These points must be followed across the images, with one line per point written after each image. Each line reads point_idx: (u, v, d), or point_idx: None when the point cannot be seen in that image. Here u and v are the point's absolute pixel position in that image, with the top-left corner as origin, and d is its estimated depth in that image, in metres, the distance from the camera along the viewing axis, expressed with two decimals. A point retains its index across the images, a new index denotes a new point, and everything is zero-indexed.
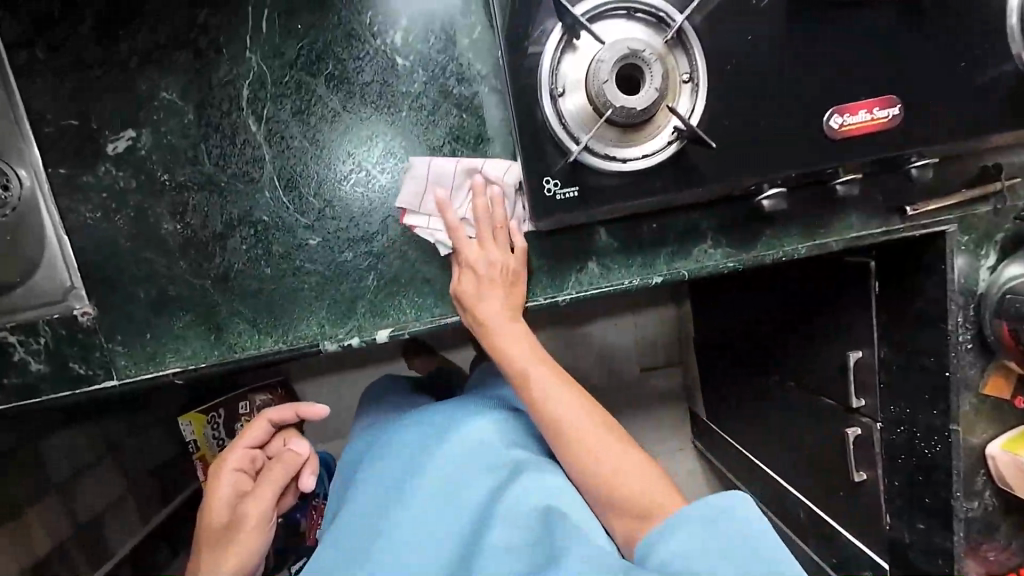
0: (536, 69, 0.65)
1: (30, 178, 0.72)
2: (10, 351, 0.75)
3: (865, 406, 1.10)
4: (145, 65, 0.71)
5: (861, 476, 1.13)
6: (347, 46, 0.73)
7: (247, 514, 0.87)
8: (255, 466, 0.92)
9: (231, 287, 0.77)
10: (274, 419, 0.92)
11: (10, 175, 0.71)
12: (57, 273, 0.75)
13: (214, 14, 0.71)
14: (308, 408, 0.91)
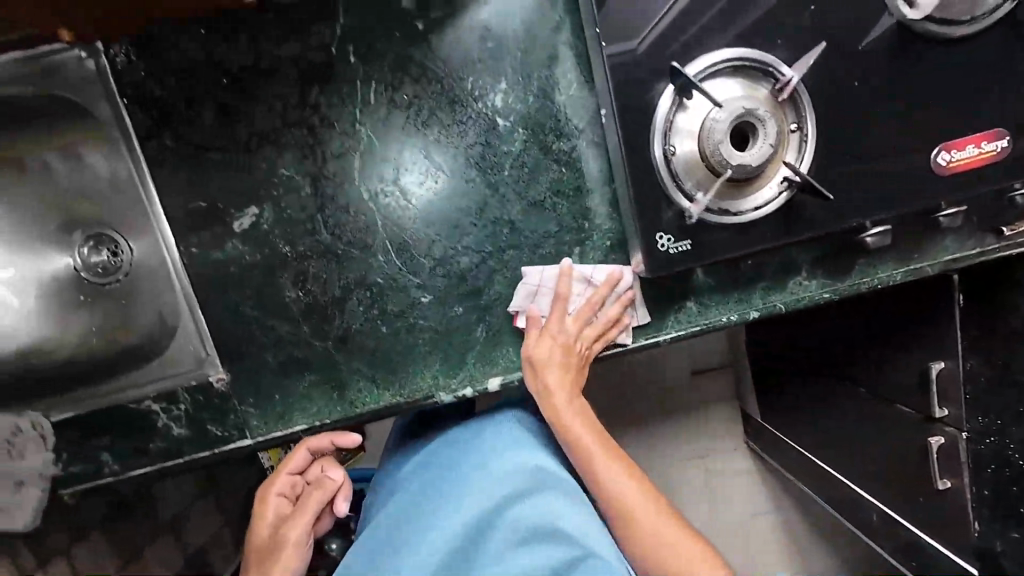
0: (648, 130, 0.67)
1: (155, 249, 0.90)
2: (154, 418, 0.81)
3: (948, 415, 1.03)
4: (262, 144, 0.75)
5: (945, 484, 1.06)
6: (451, 112, 0.76)
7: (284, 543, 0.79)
8: (295, 490, 0.83)
9: (351, 347, 0.81)
10: (309, 445, 0.81)
11: (121, 247, 0.98)
12: (192, 343, 0.80)
13: (326, 91, 0.74)
14: (341, 435, 0.81)
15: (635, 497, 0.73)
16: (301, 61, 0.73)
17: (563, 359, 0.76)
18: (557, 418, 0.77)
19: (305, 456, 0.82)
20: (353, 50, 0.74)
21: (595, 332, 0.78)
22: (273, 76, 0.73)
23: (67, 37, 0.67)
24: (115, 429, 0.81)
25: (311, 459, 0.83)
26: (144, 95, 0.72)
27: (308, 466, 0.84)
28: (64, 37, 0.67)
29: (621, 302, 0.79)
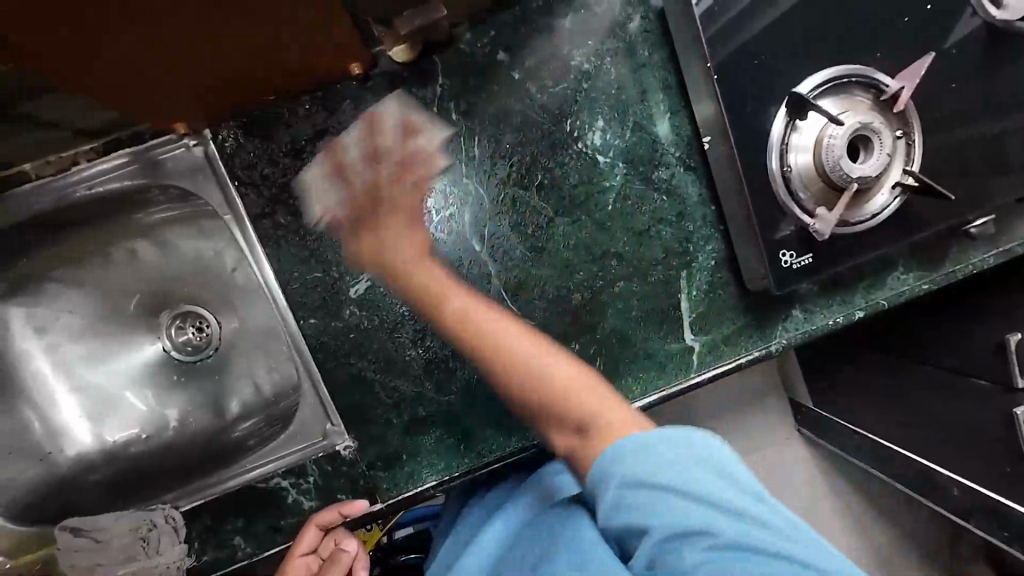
0: (764, 153, 0.69)
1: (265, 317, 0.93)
2: (285, 494, 0.80)
3: None
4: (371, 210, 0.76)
5: None
6: (549, 155, 0.78)
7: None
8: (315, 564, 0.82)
9: (474, 397, 0.81)
10: (315, 524, 0.77)
11: (201, 321, 0.97)
12: (319, 413, 0.81)
13: (432, 150, 0.76)
14: (349, 503, 0.78)
15: (542, 360, 0.63)
16: (407, 126, 0.75)
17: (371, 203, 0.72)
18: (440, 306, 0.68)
19: (317, 533, 0.78)
20: (454, 108, 0.76)
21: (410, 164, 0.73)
22: (381, 143, 0.75)
23: (181, 128, 0.71)
24: (247, 511, 0.80)
25: (323, 533, 0.80)
26: (255, 176, 0.74)
27: (321, 543, 0.81)
28: (180, 128, 0.71)
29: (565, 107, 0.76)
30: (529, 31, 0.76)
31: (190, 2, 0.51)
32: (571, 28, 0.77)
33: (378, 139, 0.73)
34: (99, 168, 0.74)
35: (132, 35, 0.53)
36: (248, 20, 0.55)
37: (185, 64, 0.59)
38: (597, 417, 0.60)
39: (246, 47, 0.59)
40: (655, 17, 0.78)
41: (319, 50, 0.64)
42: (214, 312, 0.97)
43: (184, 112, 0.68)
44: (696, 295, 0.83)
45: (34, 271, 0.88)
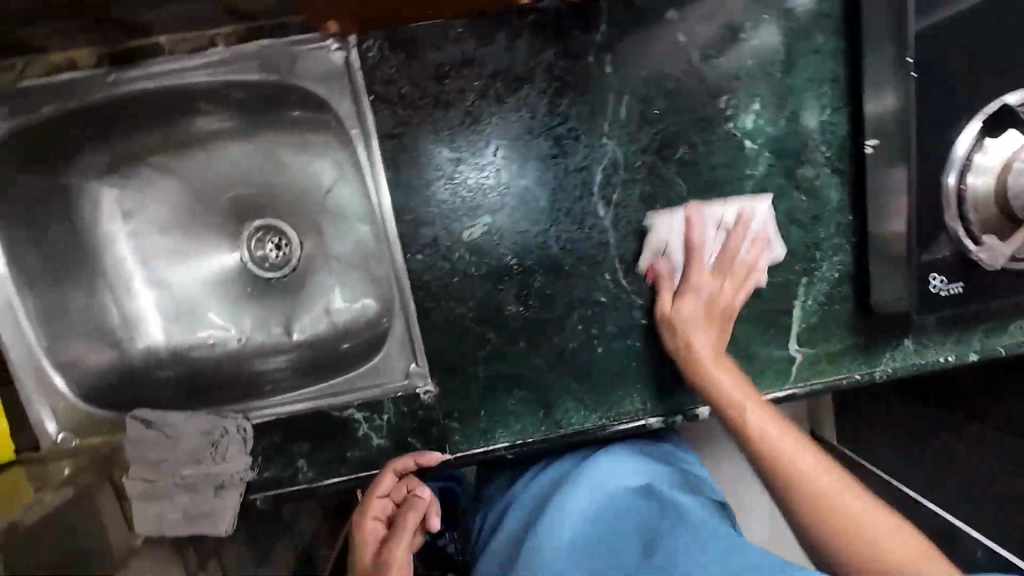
0: (946, 167, 0.67)
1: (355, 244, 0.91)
2: (356, 427, 0.79)
3: None
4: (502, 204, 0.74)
5: None
6: (696, 130, 0.73)
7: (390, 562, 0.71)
8: (387, 519, 0.77)
9: (564, 366, 0.78)
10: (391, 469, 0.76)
11: (283, 238, 0.94)
12: (404, 353, 0.78)
13: (577, 102, 0.71)
14: (424, 454, 0.76)
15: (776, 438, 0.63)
16: (557, 71, 0.70)
17: (710, 319, 0.72)
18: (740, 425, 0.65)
19: (394, 479, 0.76)
20: (610, 61, 0.71)
21: (736, 286, 0.74)
22: (528, 82, 0.70)
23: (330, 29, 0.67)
24: (316, 435, 0.79)
25: (398, 479, 0.77)
26: (391, 95, 0.70)
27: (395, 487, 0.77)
28: (330, 28, 0.67)
29: (756, 245, 0.75)
30: None
31: None
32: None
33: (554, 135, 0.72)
34: (216, 55, 0.73)
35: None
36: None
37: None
38: (813, 481, 0.60)
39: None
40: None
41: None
42: (300, 231, 0.95)
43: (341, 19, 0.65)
44: (809, 306, 0.79)
45: (132, 155, 0.85)
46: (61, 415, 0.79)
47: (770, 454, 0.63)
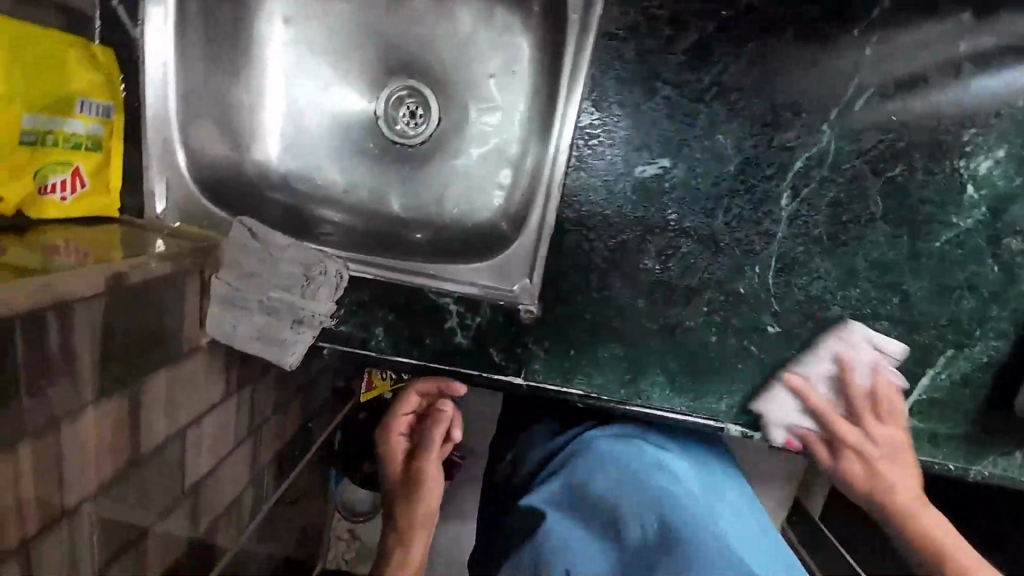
0: None
1: (498, 140, 0.86)
2: (446, 318, 0.76)
3: None
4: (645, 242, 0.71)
5: None
6: (923, 153, 0.66)
7: (405, 526, 0.79)
8: (410, 433, 0.84)
9: (671, 340, 0.75)
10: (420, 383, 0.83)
11: (426, 106, 0.88)
12: (521, 265, 0.75)
13: (816, 75, 0.64)
14: (449, 384, 0.79)
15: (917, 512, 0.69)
16: (812, 32, 0.63)
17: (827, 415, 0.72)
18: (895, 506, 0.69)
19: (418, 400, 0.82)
20: (872, 42, 0.63)
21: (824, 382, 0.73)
22: (778, 33, 0.63)
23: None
24: (405, 310, 0.76)
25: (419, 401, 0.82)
26: None
27: (418, 410, 0.83)
28: None
29: (862, 374, 0.72)
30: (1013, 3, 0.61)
31: None
32: None
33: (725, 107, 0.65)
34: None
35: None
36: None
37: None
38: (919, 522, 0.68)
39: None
40: None
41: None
42: (445, 105, 0.88)
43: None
44: (940, 381, 0.74)
45: None
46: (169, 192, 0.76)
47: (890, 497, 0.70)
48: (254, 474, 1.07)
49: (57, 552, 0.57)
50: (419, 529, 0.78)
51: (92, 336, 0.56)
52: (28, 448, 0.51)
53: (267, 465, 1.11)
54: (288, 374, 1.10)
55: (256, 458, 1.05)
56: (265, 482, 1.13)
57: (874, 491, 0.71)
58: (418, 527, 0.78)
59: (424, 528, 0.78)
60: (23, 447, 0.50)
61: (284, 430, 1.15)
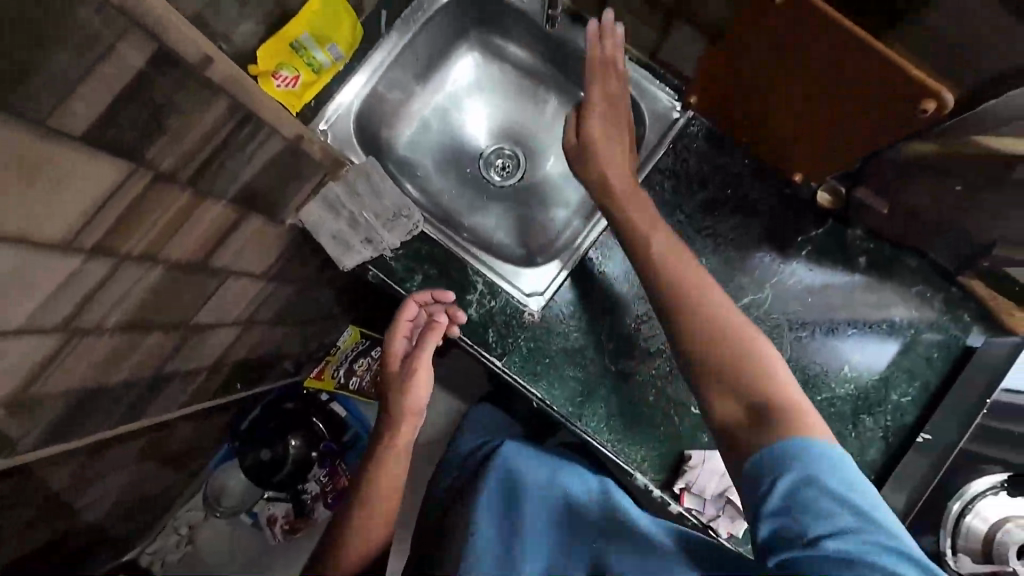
0: (969, 484, 0.82)
1: (557, 211, 1.18)
2: (470, 292, 0.97)
3: None
4: (652, 233, 0.85)
5: None
6: (822, 331, 0.96)
7: (385, 452, 0.87)
8: (412, 338, 0.93)
9: (621, 385, 0.95)
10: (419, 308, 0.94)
11: (518, 167, 1.22)
12: (541, 281, 0.99)
13: (769, 253, 0.98)
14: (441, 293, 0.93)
15: (758, 346, 0.71)
16: (775, 227, 0.98)
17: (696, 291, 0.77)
18: (757, 381, 0.68)
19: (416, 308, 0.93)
20: (807, 249, 0.98)
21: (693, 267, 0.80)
22: (756, 218, 0.99)
23: (690, 101, 0.97)
24: (444, 273, 0.98)
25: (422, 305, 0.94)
26: (681, 153, 1.00)
27: (421, 315, 0.93)
28: (692, 100, 0.97)
29: None
30: (892, 264, 0.97)
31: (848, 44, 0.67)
32: (915, 291, 0.97)
33: (712, 240, 0.98)
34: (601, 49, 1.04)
35: (767, 38, 0.75)
36: (855, 97, 0.73)
37: (774, 81, 0.81)
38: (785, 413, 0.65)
39: (848, 76, 0.71)
40: (967, 344, 0.95)
41: (855, 147, 0.81)
42: (531, 172, 1.22)
43: (717, 102, 0.94)
44: None
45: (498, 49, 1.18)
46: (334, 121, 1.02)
47: (751, 361, 0.70)
48: (214, 365, 1.13)
49: (123, 283, 0.70)
50: (393, 459, 0.87)
51: (261, 159, 0.77)
52: (187, 195, 0.69)
53: (225, 366, 1.18)
54: (294, 299, 1.24)
55: (228, 350, 1.13)
56: (212, 382, 1.18)
57: (738, 354, 0.71)
58: (406, 417, 0.88)
59: (410, 420, 0.89)
60: (186, 193, 0.68)
61: (257, 346, 1.24)
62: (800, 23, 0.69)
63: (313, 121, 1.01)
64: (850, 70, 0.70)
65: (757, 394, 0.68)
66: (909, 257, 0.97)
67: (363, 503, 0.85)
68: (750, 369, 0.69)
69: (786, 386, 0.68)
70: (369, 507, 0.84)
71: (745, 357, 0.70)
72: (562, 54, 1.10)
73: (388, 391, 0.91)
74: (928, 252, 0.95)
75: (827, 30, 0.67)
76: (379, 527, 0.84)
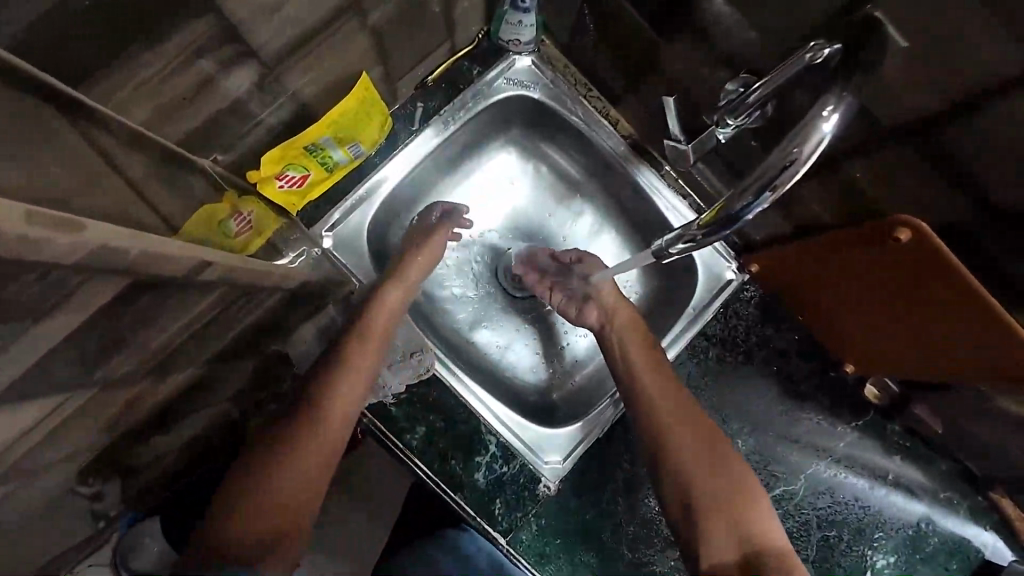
0: None
1: (588, 341, 1.01)
2: (480, 453, 0.84)
3: None
4: (654, 363, 0.82)
5: None
6: (849, 531, 0.89)
7: (316, 418, 0.66)
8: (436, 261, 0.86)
9: (635, 574, 0.85)
10: (392, 302, 0.79)
11: None
12: (560, 447, 0.86)
13: (807, 439, 0.91)
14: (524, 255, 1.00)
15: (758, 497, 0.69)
16: (816, 413, 0.91)
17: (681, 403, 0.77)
18: (731, 489, 0.69)
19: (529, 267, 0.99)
20: (846, 440, 0.91)
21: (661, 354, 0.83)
22: (798, 400, 0.91)
23: (750, 267, 0.90)
24: (452, 426, 0.84)
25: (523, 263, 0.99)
26: (730, 319, 0.91)
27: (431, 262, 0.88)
28: (754, 268, 0.89)
29: None
30: (926, 465, 0.92)
31: (954, 294, 0.63)
32: (943, 495, 0.92)
33: (750, 415, 0.90)
34: (652, 184, 0.93)
35: (861, 259, 0.70)
36: (945, 335, 0.69)
37: (852, 294, 0.76)
38: (733, 498, 0.69)
39: (940, 315, 0.67)
40: (987, 557, 0.91)
41: (932, 373, 0.76)
42: None
43: (778, 281, 0.87)
44: None
45: (541, 149, 1.02)
46: (298, 258, 0.79)
47: (729, 467, 0.71)
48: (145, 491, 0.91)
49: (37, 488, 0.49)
50: (336, 412, 0.67)
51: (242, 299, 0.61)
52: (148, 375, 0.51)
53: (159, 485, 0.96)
54: None
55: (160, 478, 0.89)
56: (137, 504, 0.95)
57: (715, 467, 0.71)
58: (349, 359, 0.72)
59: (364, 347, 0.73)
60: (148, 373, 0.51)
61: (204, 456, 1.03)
62: (908, 264, 0.65)
63: (283, 250, 0.77)
64: (952, 320, 0.66)
65: (757, 549, 0.64)
66: (941, 459, 0.92)
67: (289, 461, 0.62)
68: (728, 486, 0.69)
69: (740, 476, 0.71)
70: (283, 472, 0.61)
71: (726, 460, 0.72)
72: (610, 176, 0.99)
73: (365, 329, 0.76)
74: (961, 458, 0.91)
75: (940, 280, 0.63)
76: (296, 466, 0.62)
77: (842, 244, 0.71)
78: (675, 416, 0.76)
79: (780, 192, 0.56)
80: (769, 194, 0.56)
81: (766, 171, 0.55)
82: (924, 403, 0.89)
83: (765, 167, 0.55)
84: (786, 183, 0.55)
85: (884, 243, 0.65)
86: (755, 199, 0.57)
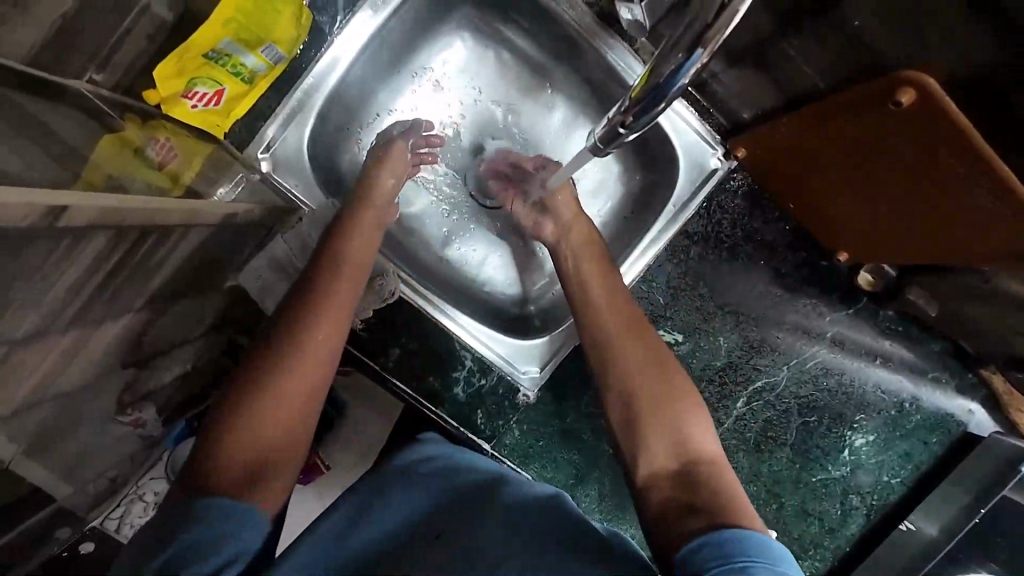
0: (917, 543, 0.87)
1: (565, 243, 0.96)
2: (457, 368, 0.84)
3: None
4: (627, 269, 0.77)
5: None
6: (831, 413, 0.90)
7: (324, 315, 0.60)
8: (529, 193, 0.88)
9: (616, 467, 0.88)
10: None
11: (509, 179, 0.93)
12: (538, 357, 0.86)
13: (791, 330, 0.88)
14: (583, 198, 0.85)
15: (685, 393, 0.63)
16: (804, 302, 0.87)
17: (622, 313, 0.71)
18: (646, 395, 0.62)
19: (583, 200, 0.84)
20: (835, 329, 0.88)
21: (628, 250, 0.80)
22: (785, 293, 0.87)
23: (737, 152, 0.80)
24: (426, 346, 0.84)
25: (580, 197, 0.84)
26: (714, 214, 0.85)
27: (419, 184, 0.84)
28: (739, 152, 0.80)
29: None
30: (918, 347, 0.90)
31: (959, 161, 0.55)
32: (930, 374, 0.90)
33: (738, 310, 0.87)
34: (623, 62, 0.81)
35: (856, 136, 0.62)
36: (949, 213, 0.61)
37: (840, 176, 0.69)
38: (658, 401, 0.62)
39: (942, 187, 0.59)
40: (969, 429, 0.91)
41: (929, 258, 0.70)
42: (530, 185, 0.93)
43: (767, 167, 0.78)
44: None
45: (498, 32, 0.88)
46: (235, 191, 0.74)
47: (639, 379, 0.63)
48: None
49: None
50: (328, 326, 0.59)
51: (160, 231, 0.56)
52: (65, 325, 0.49)
53: None
54: None
55: None
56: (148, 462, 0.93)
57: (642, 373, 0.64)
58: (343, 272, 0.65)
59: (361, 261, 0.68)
60: (66, 320, 0.50)
61: None
62: (909, 132, 0.56)
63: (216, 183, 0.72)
64: (955, 195, 0.58)
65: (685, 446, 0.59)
66: (932, 339, 0.90)
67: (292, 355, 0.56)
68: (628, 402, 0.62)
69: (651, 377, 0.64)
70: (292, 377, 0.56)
71: (658, 359, 0.65)
72: (576, 58, 0.86)
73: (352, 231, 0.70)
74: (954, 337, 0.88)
75: (940, 148, 0.55)
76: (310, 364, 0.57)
77: (839, 113, 0.62)
78: (624, 345, 0.67)
79: (715, 48, 0.47)
80: (701, 50, 0.47)
81: (693, 24, 0.47)
82: (918, 287, 0.83)
83: (698, 14, 0.47)
84: (721, 32, 0.46)
85: (877, 108, 0.57)
86: (687, 53, 0.47)
